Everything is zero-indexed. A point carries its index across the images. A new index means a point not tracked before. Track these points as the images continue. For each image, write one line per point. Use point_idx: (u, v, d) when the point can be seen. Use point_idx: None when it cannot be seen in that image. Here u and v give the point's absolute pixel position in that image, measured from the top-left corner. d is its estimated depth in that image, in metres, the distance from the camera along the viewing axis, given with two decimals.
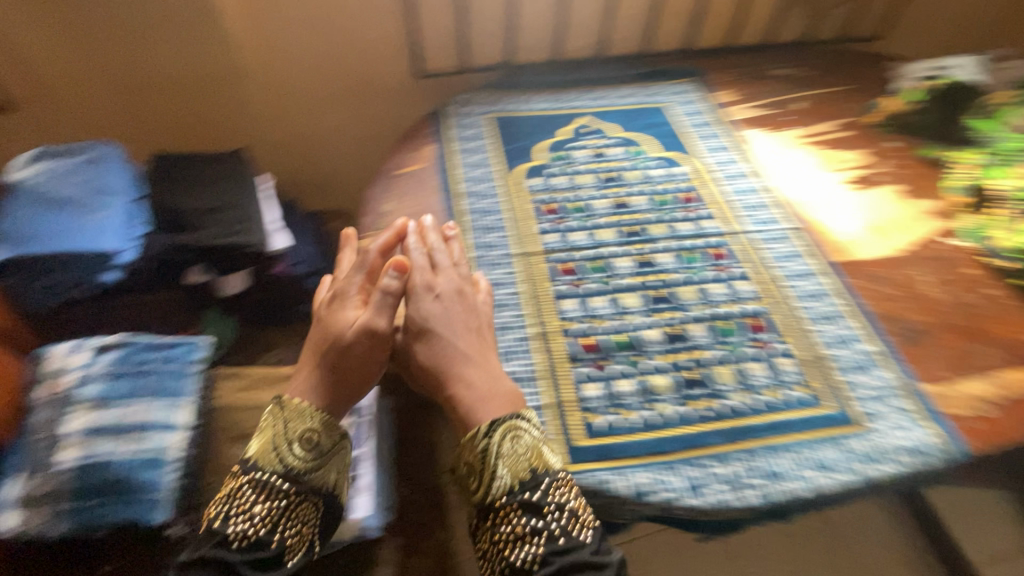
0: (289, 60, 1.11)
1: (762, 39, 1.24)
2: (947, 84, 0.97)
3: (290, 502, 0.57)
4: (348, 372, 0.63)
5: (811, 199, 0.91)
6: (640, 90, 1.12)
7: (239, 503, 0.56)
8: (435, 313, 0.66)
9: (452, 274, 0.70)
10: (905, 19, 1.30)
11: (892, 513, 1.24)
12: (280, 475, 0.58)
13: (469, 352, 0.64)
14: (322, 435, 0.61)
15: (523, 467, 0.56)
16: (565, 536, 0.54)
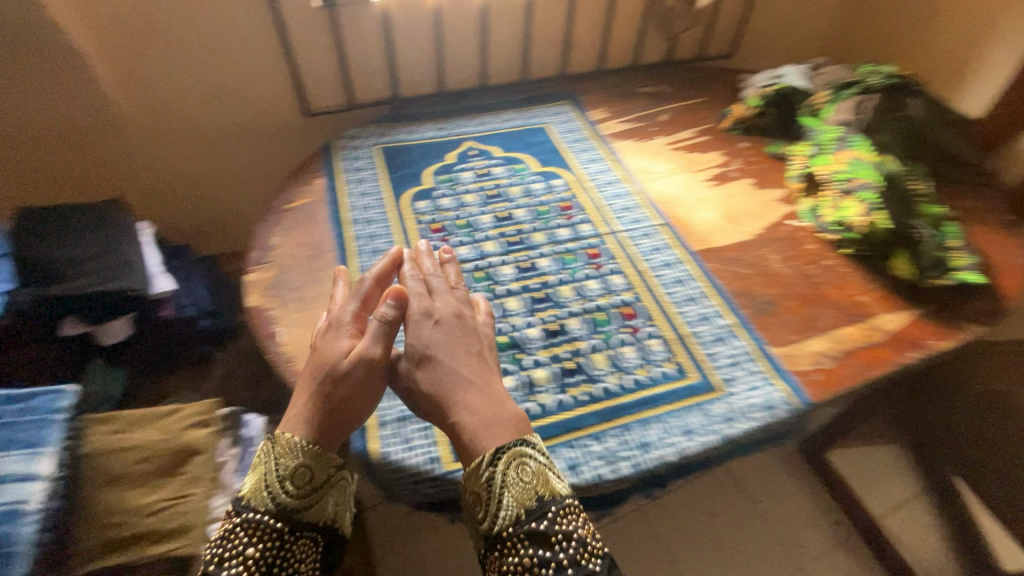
0: (191, 101, 1.14)
1: (629, 62, 1.38)
2: (779, 90, 1.13)
3: (283, 540, 0.57)
4: (347, 401, 0.62)
5: (672, 198, 1.01)
6: (521, 113, 1.21)
7: (234, 546, 0.55)
8: (435, 340, 0.65)
9: (448, 298, 0.71)
10: (751, 38, 1.49)
11: (791, 470, 1.38)
12: (272, 513, 0.57)
13: (463, 375, 0.63)
14: (315, 469, 0.60)
15: (528, 495, 0.55)
16: (573, 565, 0.52)
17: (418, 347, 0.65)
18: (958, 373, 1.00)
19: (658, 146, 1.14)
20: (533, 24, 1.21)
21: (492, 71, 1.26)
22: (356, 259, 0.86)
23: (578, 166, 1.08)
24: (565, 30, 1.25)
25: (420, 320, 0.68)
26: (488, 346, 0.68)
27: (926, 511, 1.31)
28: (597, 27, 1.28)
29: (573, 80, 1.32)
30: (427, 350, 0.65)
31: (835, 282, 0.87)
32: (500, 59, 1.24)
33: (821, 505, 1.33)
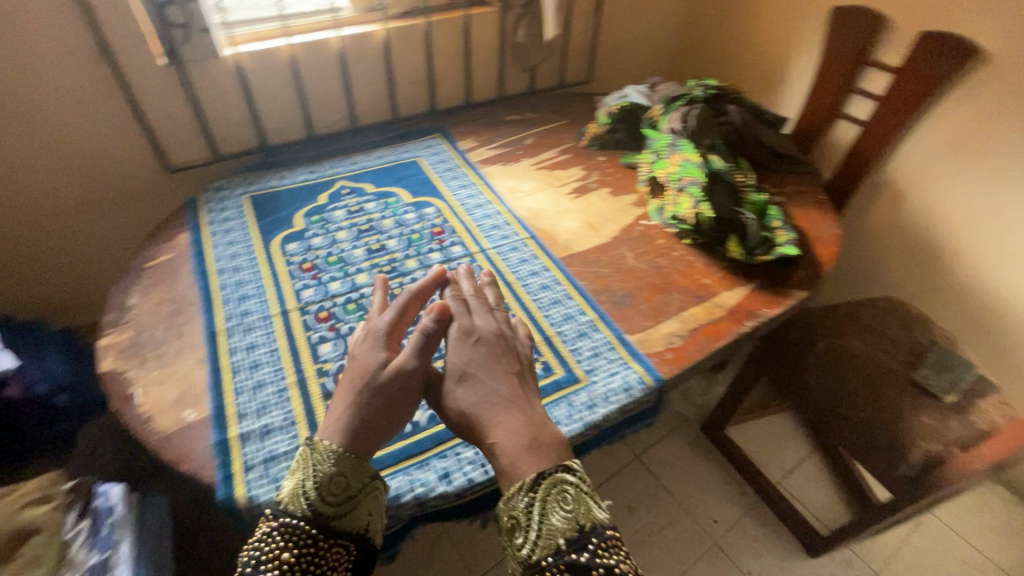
0: (28, 168, 1.07)
1: (496, 94, 1.48)
2: (623, 107, 1.26)
3: (319, 547, 0.56)
4: (385, 413, 0.63)
5: (537, 213, 1.09)
6: (393, 150, 1.26)
7: (269, 549, 0.55)
8: (474, 358, 0.67)
9: (489, 317, 0.72)
10: (605, 65, 1.65)
11: (695, 448, 1.48)
12: (308, 519, 0.57)
13: (503, 392, 0.64)
14: (351, 476, 0.59)
15: (565, 524, 0.55)
16: None
17: (460, 364, 0.67)
18: (802, 338, 1.15)
19: (525, 167, 1.22)
20: (393, 67, 1.27)
21: (361, 113, 1.30)
22: (221, 308, 0.85)
23: (449, 192, 1.13)
24: (427, 70, 1.32)
25: (466, 336, 0.69)
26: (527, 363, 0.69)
27: (817, 468, 1.44)
28: (457, 65, 1.36)
29: (443, 115, 1.39)
30: (469, 366, 0.66)
31: (683, 269, 0.97)
32: (367, 102, 1.29)
33: (726, 476, 1.43)
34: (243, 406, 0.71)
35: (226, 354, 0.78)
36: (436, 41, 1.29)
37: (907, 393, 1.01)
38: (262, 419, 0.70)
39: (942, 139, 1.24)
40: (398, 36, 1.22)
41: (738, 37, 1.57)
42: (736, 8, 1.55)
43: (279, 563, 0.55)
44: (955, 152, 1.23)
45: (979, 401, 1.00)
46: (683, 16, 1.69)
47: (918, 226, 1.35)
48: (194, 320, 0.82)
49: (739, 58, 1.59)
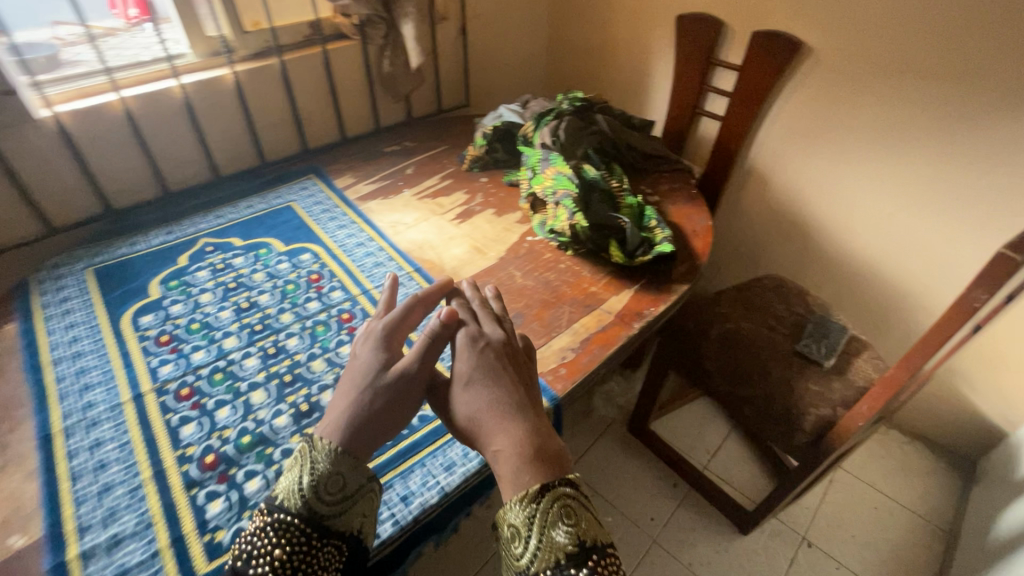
0: None
1: (371, 126, 1.44)
2: (498, 126, 1.26)
3: (311, 546, 0.57)
4: (389, 411, 0.65)
5: (422, 243, 1.06)
6: (263, 197, 1.18)
7: (263, 542, 0.56)
8: (485, 364, 0.69)
9: (498, 326, 0.75)
10: (481, 86, 1.66)
11: (624, 450, 1.49)
12: (302, 516, 0.57)
13: (508, 399, 0.66)
14: (349, 475, 0.60)
15: (565, 539, 0.57)
16: None
17: (467, 369, 0.69)
18: (697, 329, 1.17)
19: (406, 198, 1.19)
20: (250, 109, 1.19)
21: (222, 163, 1.21)
22: (58, 405, 0.74)
23: (326, 234, 1.08)
24: (289, 109, 1.26)
25: (474, 342, 0.71)
26: (528, 372, 0.72)
27: (739, 445, 1.50)
28: (323, 101, 1.31)
29: (316, 154, 1.33)
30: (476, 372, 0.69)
31: (572, 280, 0.97)
32: (227, 149, 1.20)
33: (657, 472, 1.45)
34: (87, 518, 0.61)
35: (63, 459, 0.67)
36: (294, 79, 1.23)
37: (794, 364, 1.07)
38: (112, 527, 0.61)
39: (789, 124, 1.35)
40: (250, 77, 1.16)
41: (601, 49, 1.64)
42: (594, 22, 1.62)
43: (271, 558, 0.55)
44: (801, 135, 1.34)
45: (855, 359, 1.08)
46: (549, 33, 1.74)
47: (785, 205, 1.46)
48: (23, 425, 0.71)
49: (606, 68, 1.67)
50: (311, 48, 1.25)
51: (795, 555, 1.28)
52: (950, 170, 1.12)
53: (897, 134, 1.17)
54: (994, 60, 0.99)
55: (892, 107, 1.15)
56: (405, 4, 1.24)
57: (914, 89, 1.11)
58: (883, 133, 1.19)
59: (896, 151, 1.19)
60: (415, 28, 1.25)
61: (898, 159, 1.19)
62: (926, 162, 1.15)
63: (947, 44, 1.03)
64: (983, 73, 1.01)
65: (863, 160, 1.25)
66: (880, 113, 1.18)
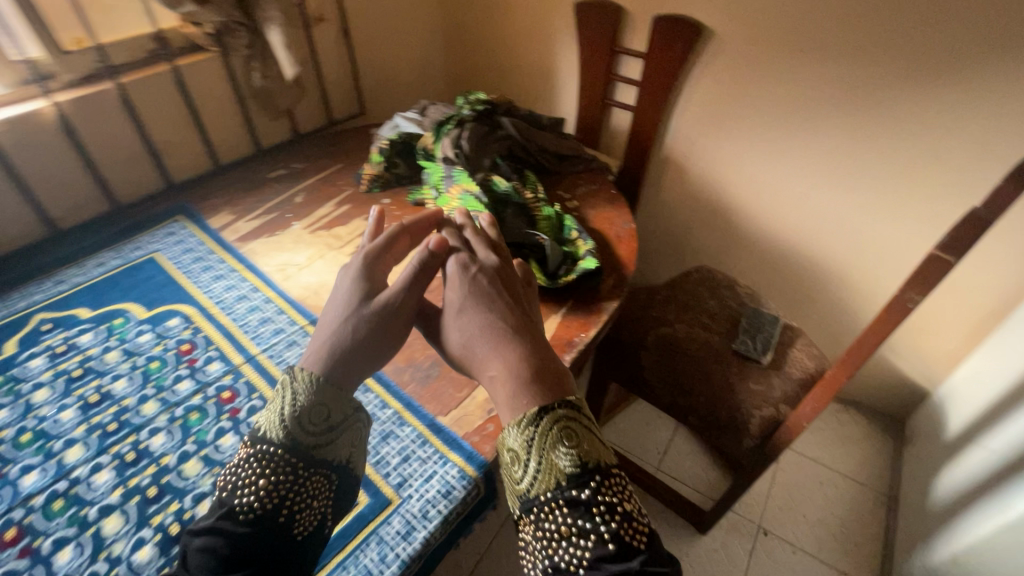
0: None
1: (249, 150, 1.25)
2: (396, 139, 1.13)
3: (297, 477, 0.58)
4: (374, 338, 0.66)
5: (317, 288, 0.91)
6: (118, 250, 0.98)
7: (249, 474, 0.58)
8: (478, 290, 0.73)
9: (489, 258, 0.78)
10: (374, 92, 1.51)
11: None
12: (284, 447, 0.59)
13: (499, 324, 0.70)
14: (331, 406, 0.62)
15: (565, 463, 0.59)
16: (612, 542, 0.55)
17: (458, 299, 0.73)
18: (633, 339, 1.11)
19: (297, 233, 1.03)
20: (86, 147, 0.98)
21: (58, 215, 0.99)
22: None
23: (200, 290, 0.91)
24: (140, 140, 1.05)
25: (465, 273, 0.75)
26: (521, 296, 0.76)
27: (687, 439, 1.47)
28: (184, 127, 1.11)
29: (183, 190, 1.13)
30: (467, 301, 0.72)
31: None
32: (62, 198, 0.98)
33: None
34: None
35: None
36: (139, 104, 1.03)
37: (733, 364, 1.03)
38: None
39: (700, 109, 1.31)
40: (78, 108, 0.95)
41: (501, 42, 1.53)
42: (489, 13, 1.50)
43: (257, 488, 0.57)
44: (714, 119, 1.30)
45: (791, 349, 1.06)
46: (443, 28, 1.61)
47: (705, 192, 1.43)
48: None
49: (509, 62, 1.56)
50: (157, 66, 1.05)
51: (754, 546, 1.27)
52: (859, 146, 1.12)
53: (806, 112, 1.15)
54: (892, 33, 0.98)
55: (799, 86, 1.13)
56: (266, 7, 1.06)
57: (818, 66, 1.09)
58: (793, 112, 1.17)
59: (807, 130, 1.17)
60: (283, 35, 1.08)
61: (809, 137, 1.18)
62: (836, 139, 1.14)
63: (846, 19, 1.01)
64: (882, 47, 1.00)
65: (775, 140, 1.23)
66: (788, 92, 1.16)
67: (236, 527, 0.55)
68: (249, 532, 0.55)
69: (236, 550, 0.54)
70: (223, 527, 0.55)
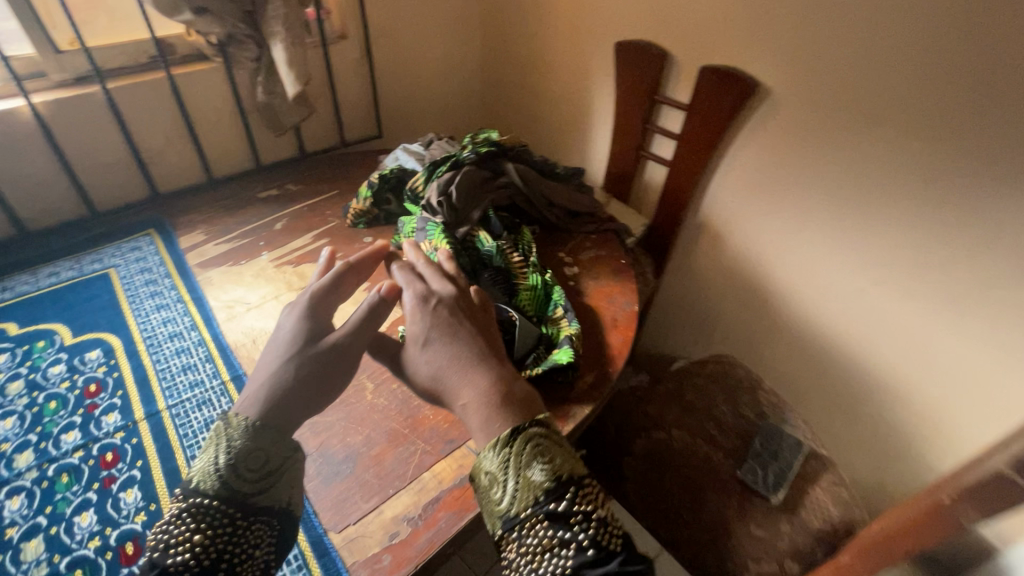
0: None
1: (249, 165, 1.19)
2: (389, 174, 1.03)
3: (236, 527, 0.54)
4: (321, 379, 0.63)
5: (257, 337, 0.81)
6: (76, 261, 0.92)
7: (179, 530, 0.52)
8: (438, 320, 0.69)
9: (446, 281, 0.74)
10: (396, 115, 1.43)
11: None
12: (220, 499, 0.54)
13: (466, 353, 0.67)
14: (270, 449, 0.57)
15: (542, 478, 0.58)
16: (594, 546, 0.54)
17: (422, 331, 0.69)
18: (619, 439, 0.95)
19: (260, 266, 0.94)
20: (64, 150, 0.94)
21: (27, 216, 0.95)
22: None
23: (137, 319, 0.83)
24: (125, 147, 1.01)
25: (424, 303, 0.71)
26: (485, 321, 0.73)
27: None
28: (176, 137, 1.06)
29: (167, 201, 1.08)
30: (431, 332, 0.68)
31: None
32: (34, 199, 0.94)
33: None
34: None
35: None
36: (128, 111, 0.99)
37: (733, 496, 0.85)
38: None
39: (744, 175, 1.13)
40: (58, 110, 0.91)
41: (537, 77, 1.42)
42: (528, 45, 1.39)
43: (192, 544, 0.52)
44: (758, 188, 1.12)
45: (811, 488, 0.86)
46: (480, 54, 1.52)
47: (740, 267, 1.24)
48: None
49: (543, 98, 1.45)
50: (153, 73, 1.01)
51: None
52: (931, 248, 0.91)
53: (868, 197, 0.96)
54: (987, 118, 0.77)
55: (863, 166, 0.94)
56: (271, 22, 1.00)
57: (888, 145, 0.90)
58: (852, 194, 0.98)
59: (867, 217, 0.97)
60: (287, 52, 1.02)
61: (871, 226, 0.97)
62: (903, 234, 0.93)
63: (929, 94, 0.82)
64: (973, 135, 0.80)
65: (829, 223, 1.03)
66: (848, 171, 0.96)
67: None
68: None
69: None
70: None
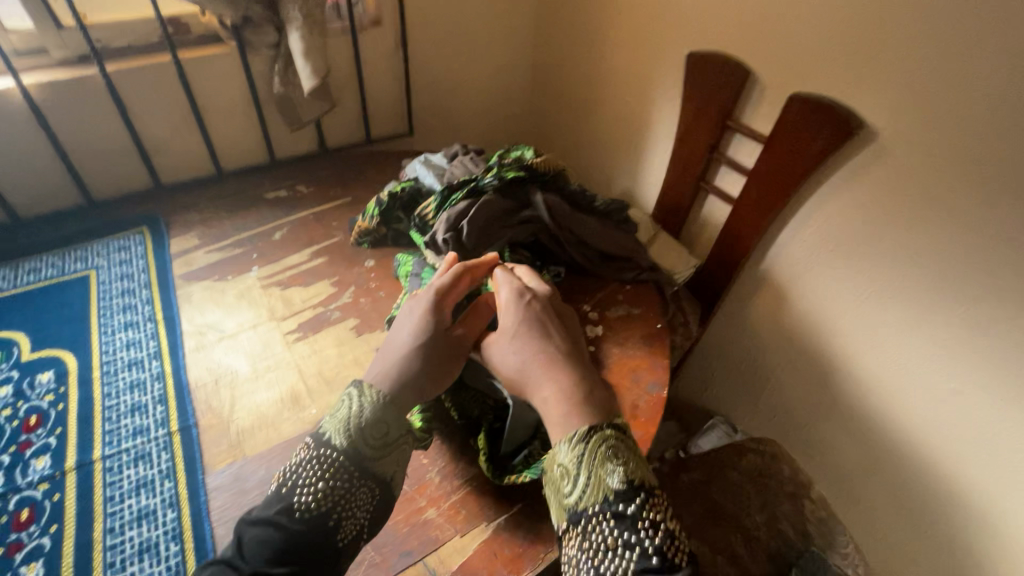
0: None
1: (262, 159, 1.10)
2: (401, 192, 0.89)
3: (350, 486, 0.54)
4: (440, 365, 0.62)
5: (221, 377, 0.72)
6: (59, 257, 0.86)
7: (308, 474, 0.54)
8: (534, 316, 0.66)
9: (540, 285, 0.71)
10: (431, 112, 1.29)
11: None
12: (343, 453, 0.55)
13: (558, 351, 0.63)
14: (392, 420, 0.58)
15: (615, 479, 0.53)
16: (658, 555, 0.50)
17: (513, 324, 0.65)
18: None
19: (247, 284, 0.85)
20: (59, 135, 0.87)
21: (18, 202, 0.89)
22: None
23: (102, 337, 0.75)
24: (127, 134, 0.93)
25: (519, 299, 0.67)
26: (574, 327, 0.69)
27: None
28: (184, 125, 0.97)
29: (168, 194, 1.00)
30: (521, 326, 0.65)
31: (405, 490, 0.62)
32: (28, 185, 0.89)
33: None
34: None
35: None
36: (130, 96, 0.90)
37: None
38: None
39: (826, 231, 0.92)
40: (52, 93, 0.83)
41: (595, 82, 1.24)
42: (590, 44, 1.21)
43: (316, 490, 0.53)
44: (843, 250, 0.91)
45: None
46: (533, 49, 1.34)
47: (804, 336, 1.03)
48: None
49: (598, 106, 1.26)
50: (161, 54, 0.91)
51: None
52: None
53: (986, 290, 0.74)
54: None
55: (990, 251, 0.72)
56: (288, 6, 0.88)
57: None
58: (966, 283, 0.76)
59: (981, 314, 0.75)
60: (304, 42, 0.90)
61: (985, 326, 0.75)
62: None
63: None
64: None
65: (927, 311, 0.81)
66: (967, 253, 0.74)
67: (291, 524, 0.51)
68: (302, 533, 0.51)
69: (291, 548, 0.50)
70: (278, 522, 0.51)
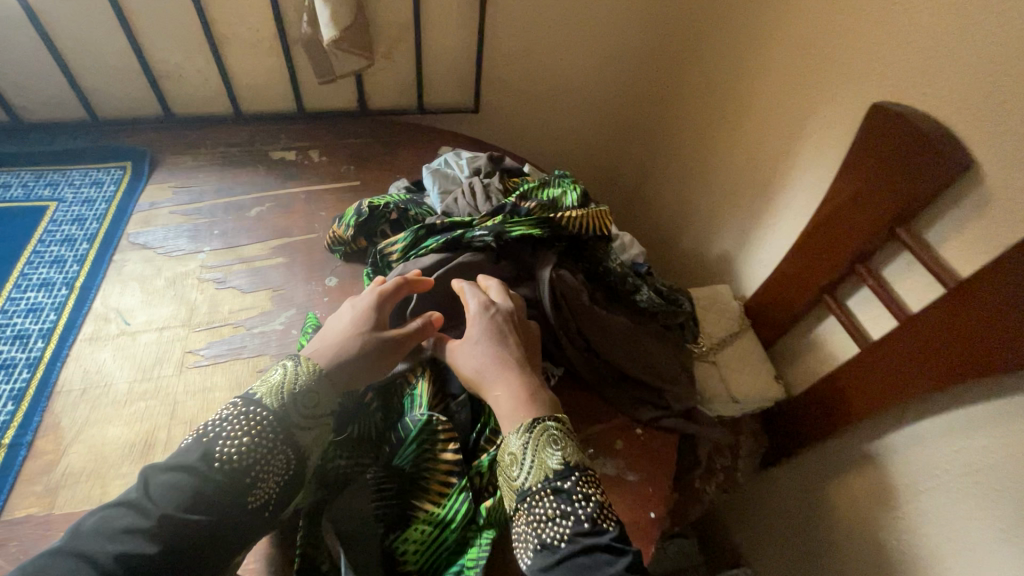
0: None
1: (288, 108, 0.93)
2: (384, 207, 0.69)
3: (278, 446, 0.43)
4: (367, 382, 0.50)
5: (91, 387, 0.59)
6: (34, 176, 0.79)
7: (233, 428, 0.43)
8: (496, 332, 0.52)
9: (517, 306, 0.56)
10: (508, 90, 1.02)
11: None
12: (274, 414, 0.44)
13: None
14: (327, 395, 0.47)
15: (552, 460, 0.44)
16: (591, 520, 0.41)
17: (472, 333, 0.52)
18: None
19: (186, 269, 0.71)
20: (60, 42, 0.78)
21: (22, 103, 0.83)
22: None
23: (13, 290, 0.67)
24: (134, 53, 0.81)
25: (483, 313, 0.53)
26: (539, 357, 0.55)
27: None
28: (198, 53, 0.83)
29: (175, 127, 0.89)
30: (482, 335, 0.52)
31: None
32: (30, 87, 0.81)
33: None
34: None
35: None
36: (136, 10, 0.77)
37: None
38: None
39: (1002, 456, 0.54)
40: None
41: (729, 99, 0.88)
42: (738, 44, 0.85)
43: (244, 444, 0.42)
44: (1023, 510, 0.52)
45: None
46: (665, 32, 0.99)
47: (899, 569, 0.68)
48: None
49: (721, 131, 0.91)
50: None
51: None
52: None
53: None
54: None
55: None
56: None
57: None
58: None
59: None
60: None
61: None
62: None
63: None
64: None
65: None
66: None
67: (209, 475, 0.40)
68: (219, 487, 0.40)
69: (203, 503, 0.39)
70: (194, 470, 0.40)
